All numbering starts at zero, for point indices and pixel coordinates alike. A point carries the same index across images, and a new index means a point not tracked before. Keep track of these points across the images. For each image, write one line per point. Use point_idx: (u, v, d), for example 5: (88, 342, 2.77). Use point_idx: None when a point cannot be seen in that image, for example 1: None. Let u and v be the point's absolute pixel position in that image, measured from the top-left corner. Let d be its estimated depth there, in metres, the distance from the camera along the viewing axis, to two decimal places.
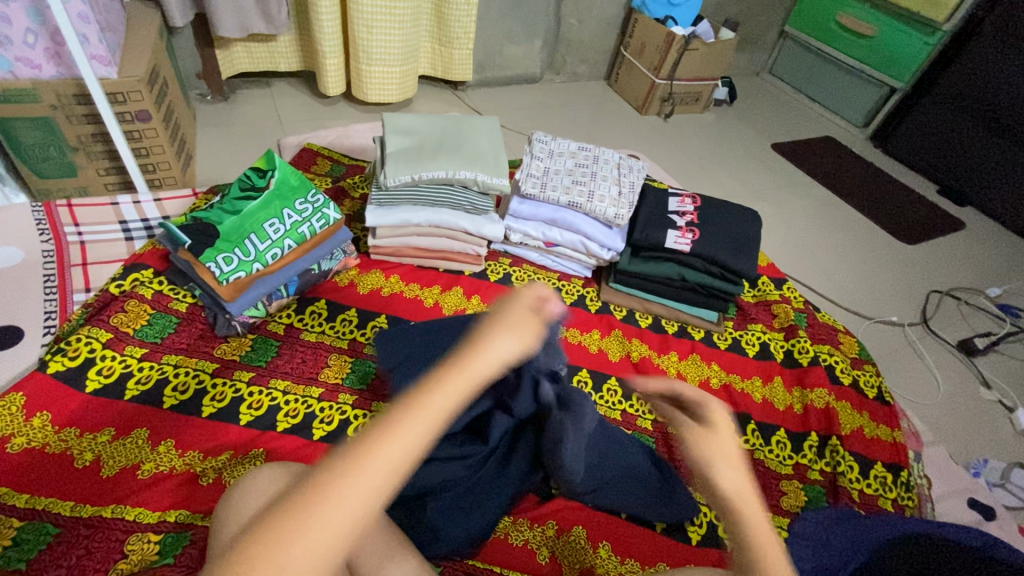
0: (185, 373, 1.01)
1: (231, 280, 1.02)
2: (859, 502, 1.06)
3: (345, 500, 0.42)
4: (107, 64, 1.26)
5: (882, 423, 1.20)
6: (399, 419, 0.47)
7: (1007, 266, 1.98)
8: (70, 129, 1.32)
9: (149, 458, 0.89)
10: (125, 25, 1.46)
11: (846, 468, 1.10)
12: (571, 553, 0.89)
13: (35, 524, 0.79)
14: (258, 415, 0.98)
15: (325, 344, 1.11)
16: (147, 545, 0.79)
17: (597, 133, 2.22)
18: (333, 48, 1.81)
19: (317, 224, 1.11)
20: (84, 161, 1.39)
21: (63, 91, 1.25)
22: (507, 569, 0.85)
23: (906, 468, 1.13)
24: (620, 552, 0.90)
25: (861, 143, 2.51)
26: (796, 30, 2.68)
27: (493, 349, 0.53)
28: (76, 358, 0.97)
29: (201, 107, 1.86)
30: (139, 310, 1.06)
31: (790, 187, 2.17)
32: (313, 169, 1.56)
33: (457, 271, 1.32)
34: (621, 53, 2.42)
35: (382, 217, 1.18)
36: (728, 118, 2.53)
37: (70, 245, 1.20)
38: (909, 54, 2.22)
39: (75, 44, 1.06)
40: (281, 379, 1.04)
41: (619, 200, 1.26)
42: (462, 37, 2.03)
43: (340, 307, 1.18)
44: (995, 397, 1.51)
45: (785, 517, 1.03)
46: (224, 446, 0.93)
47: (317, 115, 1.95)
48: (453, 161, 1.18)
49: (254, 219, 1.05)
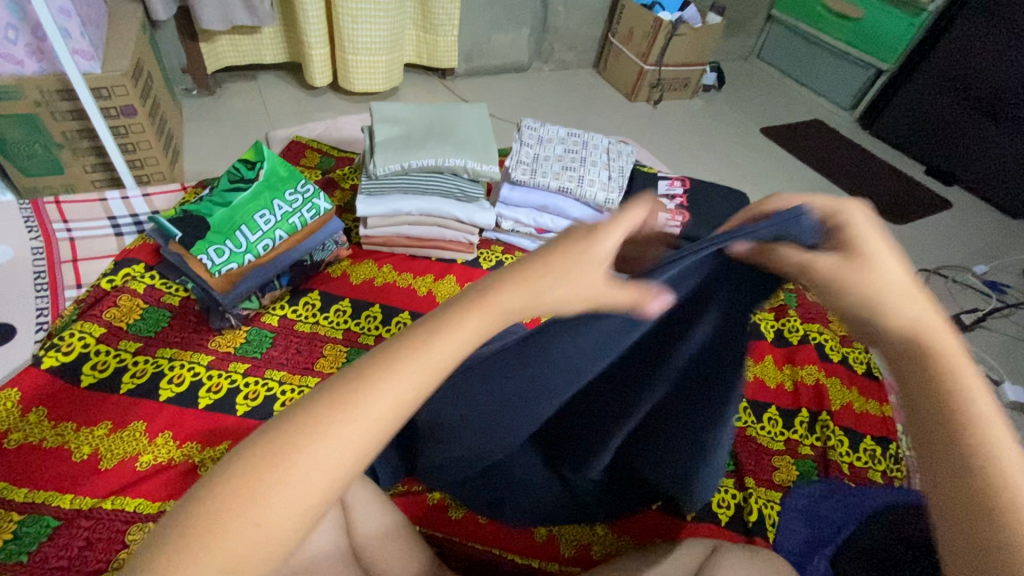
0: (181, 365, 1.01)
1: (223, 272, 1.02)
2: (850, 475, 1.09)
3: (322, 455, 0.37)
4: (90, 59, 1.25)
5: (871, 398, 1.23)
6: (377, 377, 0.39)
7: (994, 243, 2.01)
8: (56, 126, 1.31)
9: (147, 450, 0.90)
10: (107, 19, 1.44)
11: (837, 442, 1.13)
12: (568, 531, 0.94)
13: (36, 516, 0.81)
14: (255, 405, 0.99)
15: (318, 334, 1.11)
16: (148, 535, 0.81)
17: (585, 120, 2.22)
18: (318, 38, 1.80)
19: (307, 214, 1.11)
20: (70, 158, 1.38)
21: (46, 87, 1.24)
22: (506, 551, 0.90)
23: (894, 441, 1.16)
24: (616, 530, 0.95)
25: (850, 125, 2.52)
26: (784, 13, 2.68)
27: (544, 289, 0.44)
28: (70, 353, 0.97)
29: (188, 102, 1.85)
30: (132, 304, 1.06)
31: (780, 170, 2.18)
32: (302, 161, 1.56)
33: (449, 259, 1.31)
34: (610, 40, 2.42)
35: (371, 206, 1.17)
36: (717, 103, 2.53)
37: (60, 242, 1.19)
38: (895, 36, 2.23)
39: (57, 38, 1.05)
40: (277, 369, 1.04)
41: (609, 184, 1.27)
42: (447, 24, 2.02)
43: (333, 297, 1.17)
44: (983, 370, 1.54)
45: (779, 490, 1.05)
46: (221, 436, 0.94)
47: (306, 107, 1.94)
48: (442, 148, 1.19)
49: (245, 211, 1.05)
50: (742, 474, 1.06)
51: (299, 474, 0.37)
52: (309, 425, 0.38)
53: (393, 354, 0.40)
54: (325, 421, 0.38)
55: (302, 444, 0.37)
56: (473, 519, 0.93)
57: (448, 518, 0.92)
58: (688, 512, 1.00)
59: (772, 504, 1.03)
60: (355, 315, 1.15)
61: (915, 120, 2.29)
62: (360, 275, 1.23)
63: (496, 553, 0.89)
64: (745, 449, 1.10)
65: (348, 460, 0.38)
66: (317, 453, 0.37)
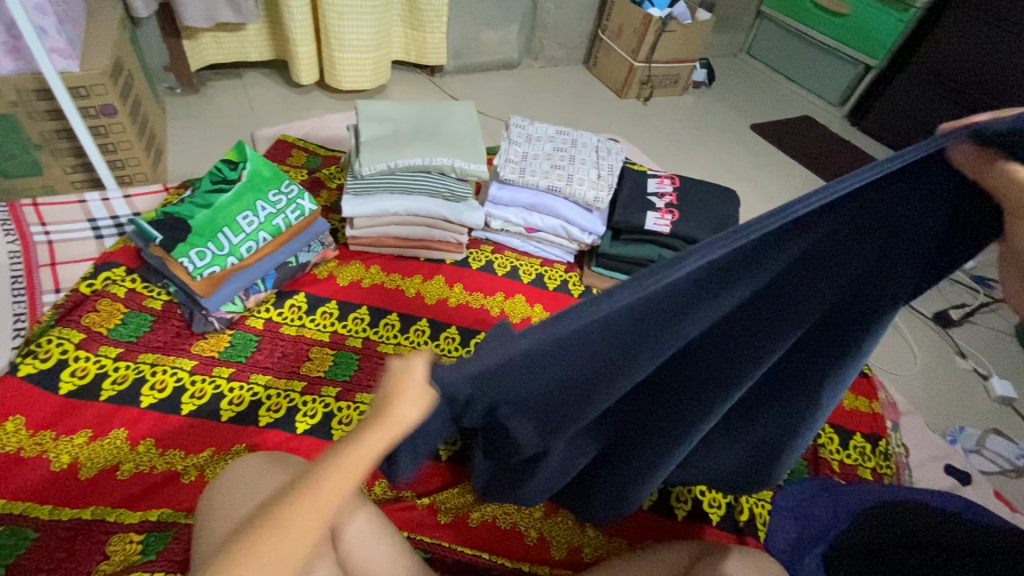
0: (163, 371, 0.99)
1: (206, 275, 1.00)
2: (840, 473, 1.09)
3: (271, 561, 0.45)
4: (68, 58, 1.22)
5: (861, 395, 1.23)
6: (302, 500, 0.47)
7: None
8: (34, 126, 1.28)
9: (129, 458, 0.88)
10: (86, 15, 1.41)
11: (826, 440, 1.13)
12: (559, 534, 0.93)
13: (13, 528, 0.79)
14: (240, 411, 0.97)
15: (305, 337, 1.09)
16: (129, 546, 0.79)
17: (575, 117, 2.21)
18: (304, 36, 1.77)
19: (292, 215, 1.09)
20: (49, 158, 1.35)
21: (22, 86, 1.21)
22: (498, 554, 0.89)
23: (884, 438, 1.16)
24: (607, 532, 0.94)
25: (839, 121, 2.53)
26: (773, 10, 2.68)
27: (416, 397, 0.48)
28: (48, 360, 0.95)
29: (172, 100, 1.82)
30: (112, 309, 1.04)
31: (770, 167, 2.18)
32: (289, 160, 1.54)
33: (439, 259, 1.30)
34: (599, 37, 2.41)
35: (360, 207, 1.16)
36: (708, 100, 2.53)
37: (37, 245, 1.17)
38: (883, 32, 2.23)
39: (32, 36, 1.02)
40: (262, 373, 1.03)
41: (599, 182, 1.26)
42: (435, 21, 2.00)
43: (319, 299, 1.16)
44: (970, 365, 1.55)
45: (769, 491, 1.06)
46: (206, 443, 0.92)
47: (292, 105, 1.92)
48: (430, 147, 1.18)
49: (227, 212, 1.03)
50: None
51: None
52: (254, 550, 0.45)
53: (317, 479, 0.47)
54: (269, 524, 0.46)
55: (249, 562, 0.44)
56: (463, 524, 0.92)
57: (438, 523, 0.91)
58: (679, 512, 1.00)
59: (762, 502, 1.05)
60: (343, 318, 1.14)
61: (904, 115, 2.29)
62: (346, 276, 1.22)
63: (487, 558, 0.87)
64: None
65: (293, 552, 0.46)
66: (259, 570, 0.44)
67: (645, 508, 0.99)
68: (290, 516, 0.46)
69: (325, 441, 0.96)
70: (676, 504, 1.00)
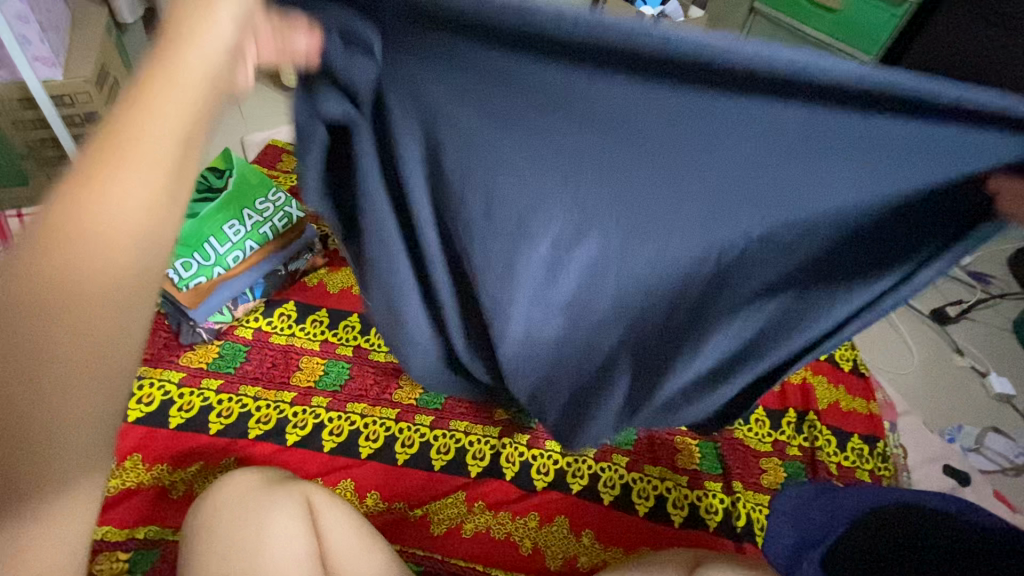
0: (151, 384, 0.97)
1: (192, 286, 1.00)
2: (837, 475, 1.08)
3: (105, 226, 0.31)
4: (51, 66, 1.21)
5: (858, 395, 1.21)
6: (96, 178, 0.31)
7: None
8: (19, 135, 1.26)
9: (115, 474, 0.87)
10: (70, 21, 1.39)
11: (824, 442, 1.12)
12: (554, 544, 0.92)
13: None
14: (229, 423, 0.96)
15: (294, 347, 1.07)
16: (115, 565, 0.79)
17: None
18: None
19: (279, 223, 1.08)
20: (35, 167, 1.33)
21: (6, 95, 1.20)
22: (492, 566, 0.88)
23: (882, 439, 1.15)
24: (603, 540, 0.93)
25: None
26: None
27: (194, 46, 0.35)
28: None
29: None
30: None
31: None
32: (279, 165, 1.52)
33: None
34: None
35: None
36: None
37: None
38: None
39: (13, 46, 0.99)
40: (251, 385, 1.01)
41: None
42: None
43: (309, 307, 1.13)
44: (968, 363, 1.53)
45: (766, 494, 1.04)
46: (194, 456, 0.91)
47: None
48: None
49: (212, 222, 1.01)
50: (729, 477, 1.05)
51: (88, 264, 0.30)
52: (57, 220, 0.30)
53: (93, 145, 0.32)
54: (64, 384, 0.28)
55: (66, 230, 0.30)
56: (456, 535, 0.90)
57: (431, 535, 0.90)
58: (675, 518, 0.99)
59: (760, 507, 1.02)
60: (335, 326, 1.12)
61: None
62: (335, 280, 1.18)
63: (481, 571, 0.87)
64: (732, 452, 1.08)
65: (143, 276, 0.32)
66: (84, 240, 0.30)
67: (640, 514, 0.98)
68: (98, 186, 0.31)
69: (315, 452, 0.96)
70: (673, 510, 0.99)
